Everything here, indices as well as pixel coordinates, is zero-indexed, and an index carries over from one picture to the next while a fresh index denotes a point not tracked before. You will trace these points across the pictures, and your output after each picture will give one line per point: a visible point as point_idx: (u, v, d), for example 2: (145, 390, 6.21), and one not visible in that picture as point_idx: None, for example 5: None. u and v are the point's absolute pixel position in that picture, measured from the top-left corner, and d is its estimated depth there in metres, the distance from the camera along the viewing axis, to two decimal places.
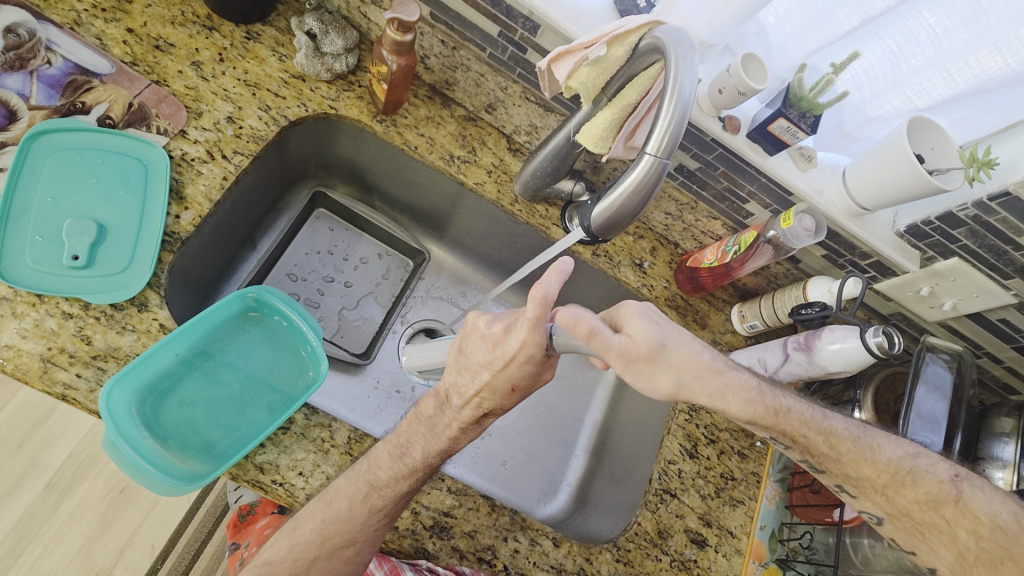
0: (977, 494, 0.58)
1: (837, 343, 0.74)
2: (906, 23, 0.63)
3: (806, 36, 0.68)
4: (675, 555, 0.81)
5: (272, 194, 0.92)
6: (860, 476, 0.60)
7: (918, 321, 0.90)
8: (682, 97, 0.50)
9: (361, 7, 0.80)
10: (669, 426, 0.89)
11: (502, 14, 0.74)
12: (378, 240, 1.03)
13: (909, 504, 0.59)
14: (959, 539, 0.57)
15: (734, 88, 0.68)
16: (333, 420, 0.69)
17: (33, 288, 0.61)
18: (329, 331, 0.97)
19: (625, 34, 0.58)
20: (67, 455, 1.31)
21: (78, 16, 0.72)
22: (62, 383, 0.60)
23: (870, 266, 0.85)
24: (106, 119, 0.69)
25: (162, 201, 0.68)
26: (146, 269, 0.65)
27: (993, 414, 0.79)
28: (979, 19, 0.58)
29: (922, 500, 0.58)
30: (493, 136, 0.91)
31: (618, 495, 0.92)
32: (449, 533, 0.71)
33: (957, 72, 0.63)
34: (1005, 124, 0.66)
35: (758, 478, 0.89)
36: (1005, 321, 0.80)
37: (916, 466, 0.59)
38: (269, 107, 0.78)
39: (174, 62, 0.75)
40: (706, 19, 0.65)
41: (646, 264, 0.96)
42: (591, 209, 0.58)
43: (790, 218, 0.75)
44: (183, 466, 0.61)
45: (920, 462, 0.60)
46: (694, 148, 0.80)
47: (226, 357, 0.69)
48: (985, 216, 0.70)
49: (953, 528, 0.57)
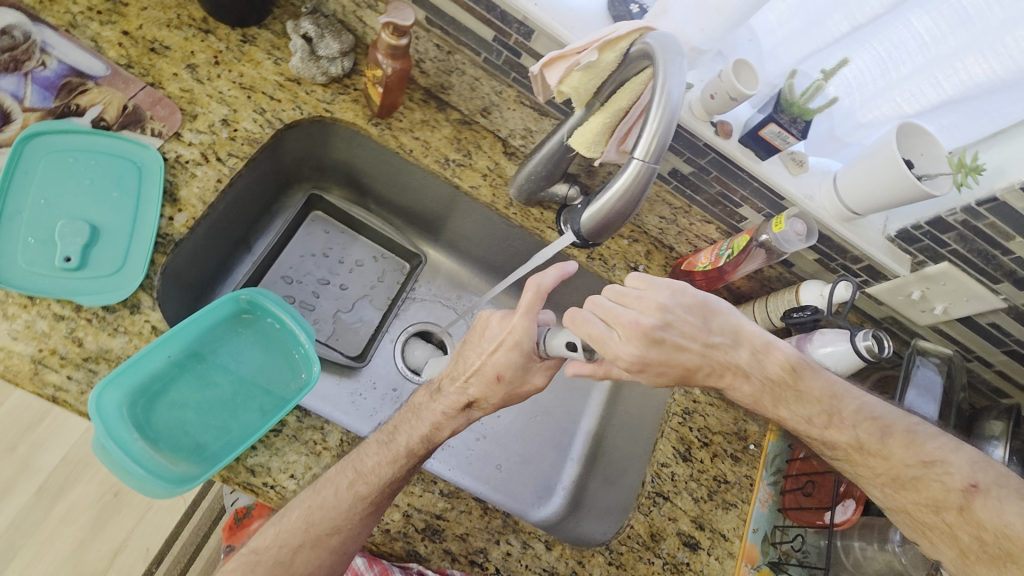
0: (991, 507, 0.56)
1: (829, 346, 0.75)
2: (895, 30, 0.64)
3: (797, 42, 0.68)
4: (667, 558, 0.81)
5: (268, 196, 0.92)
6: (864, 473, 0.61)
7: (909, 325, 0.90)
8: (670, 103, 0.51)
9: (357, 12, 0.80)
10: (662, 429, 0.89)
11: (496, 18, 0.74)
12: (374, 242, 1.03)
13: (909, 504, 0.60)
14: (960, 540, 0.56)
15: (726, 93, 0.69)
16: (325, 422, 0.69)
17: (25, 290, 0.61)
18: (324, 334, 0.96)
19: (617, 39, 0.59)
20: (60, 458, 1.31)
21: (74, 19, 0.73)
22: (53, 385, 0.60)
23: (862, 270, 0.85)
24: (101, 121, 0.70)
25: (156, 204, 0.68)
26: (139, 270, 0.65)
27: (983, 416, 0.79)
28: (967, 26, 0.59)
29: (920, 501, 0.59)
30: (489, 140, 0.91)
31: (612, 498, 0.92)
32: (441, 536, 0.71)
33: (945, 79, 0.63)
34: (991, 131, 0.67)
35: (751, 482, 0.89)
36: (996, 325, 0.81)
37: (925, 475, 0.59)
38: (265, 110, 0.79)
39: (169, 65, 0.75)
40: (698, 25, 0.66)
41: (641, 267, 0.94)
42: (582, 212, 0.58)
43: (781, 223, 0.76)
44: (174, 468, 0.61)
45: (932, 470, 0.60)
46: (687, 152, 0.81)
47: (218, 359, 0.68)
48: (974, 221, 0.71)
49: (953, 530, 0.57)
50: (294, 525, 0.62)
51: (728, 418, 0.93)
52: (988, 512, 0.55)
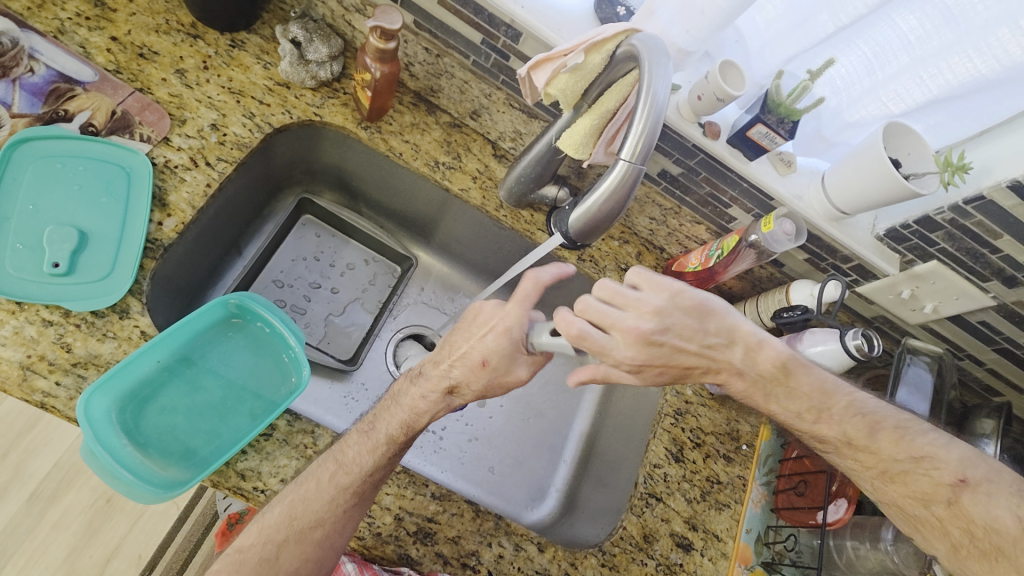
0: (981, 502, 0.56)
1: (819, 345, 0.75)
2: (880, 30, 0.64)
3: (782, 44, 0.69)
4: (661, 559, 0.81)
5: (258, 201, 0.92)
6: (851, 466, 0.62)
7: (900, 324, 0.90)
8: (655, 104, 0.51)
9: (345, 16, 0.81)
10: (655, 430, 0.89)
11: (484, 22, 0.75)
12: (365, 246, 1.03)
13: (901, 498, 0.60)
14: (952, 536, 0.56)
15: (713, 94, 0.69)
16: (316, 426, 0.69)
17: (12, 296, 0.61)
18: (316, 338, 0.96)
19: (602, 42, 0.60)
20: (53, 464, 1.30)
21: (62, 25, 0.73)
22: (41, 391, 0.60)
23: (852, 270, 0.86)
24: (88, 126, 0.69)
25: (144, 209, 0.68)
26: (128, 276, 0.65)
27: (974, 414, 0.79)
28: (951, 26, 0.60)
29: (910, 494, 0.59)
30: (478, 142, 0.92)
31: (605, 499, 0.92)
32: (433, 539, 0.71)
33: (930, 79, 0.64)
34: (977, 129, 0.67)
35: (744, 481, 0.90)
36: (985, 323, 0.81)
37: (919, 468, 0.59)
38: (254, 115, 0.79)
39: (158, 70, 0.75)
40: (683, 27, 0.66)
41: (631, 268, 0.95)
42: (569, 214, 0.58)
43: (771, 223, 0.77)
44: (163, 473, 0.60)
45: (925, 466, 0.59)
46: (676, 153, 0.81)
47: (208, 363, 0.68)
48: (962, 220, 0.71)
49: (945, 526, 0.57)
50: (283, 527, 0.62)
51: (721, 418, 0.93)
52: (977, 507, 0.55)
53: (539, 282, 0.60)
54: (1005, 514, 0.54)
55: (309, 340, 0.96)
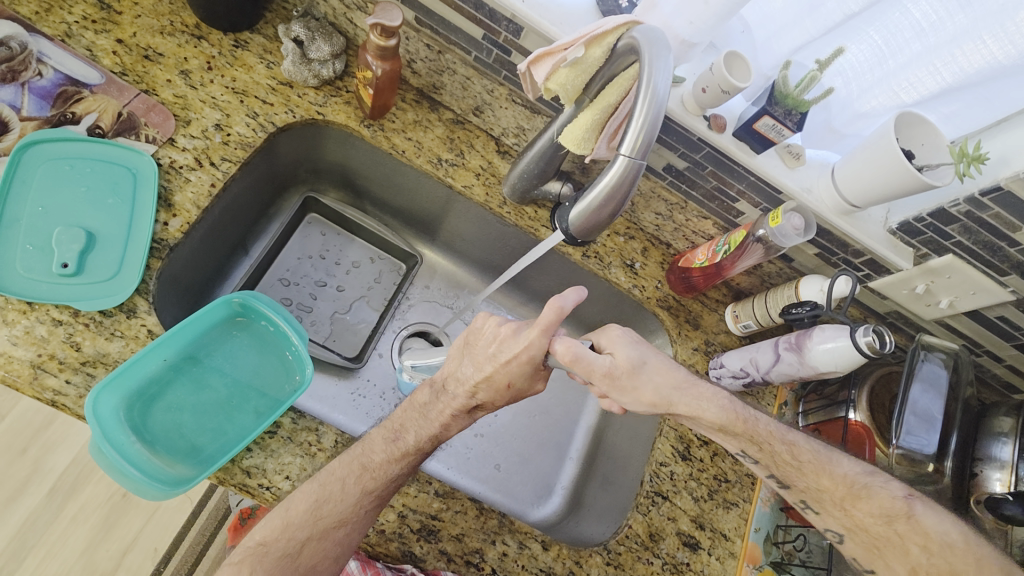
0: (929, 512, 0.58)
1: (828, 342, 0.73)
2: (892, 17, 0.62)
3: (789, 34, 0.67)
4: (667, 558, 0.80)
5: (264, 200, 0.93)
6: (819, 486, 0.62)
7: (915, 320, 0.88)
8: (655, 98, 0.50)
9: (347, 13, 0.80)
10: (661, 428, 0.88)
11: (485, 17, 0.74)
12: (370, 244, 1.04)
13: (865, 518, 0.59)
14: (910, 554, 0.57)
15: (717, 87, 0.67)
16: (320, 423, 0.70)
17: (23, 296, 0.61)
18: (322, 335, 0.97)
19: (602, 34, 0.58)
20: (70, 460, 1.33)
21: (69, 28, 0.74)
22: (51, 389, 0.60)
23: (864, 265, 0.84)
24: (96, 128, 0.70)
25: (151, 208, 0.69)
26: (135, 276, 0.66)
27: (991, 413, 0.78)
28: (967, 9, 0.57)
29: (872, 510, 0.59)
30: (482, 139, 0.92)
31: (611, 497, 0.92)
32: (436, 537, 0.71)
33: (944, 67, 0.62)
34: (994, 119, 0.65)
35: (752, 480, 0.88)
36: (1004, 318, 0.79)
37: (871, 482, 0.61)
38: (257, 115, 0.79)
39: (163, 71, 0.76)
40: (687, 18, 0.64)
41: (637, 264, 0.95)
42: (568, 211, 0.57)
43: (778, 217, 0.75)
44: (170, 470, 0.61)
45: (875, 479, 0.61)
46: (682, 148, 0.80)
47: (214, 362, 0.69)
48: (979, 213, 0.69)
49: (904, 542, 0.57)
50: (290, 525, 0.61)
51: None
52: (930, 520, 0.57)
53: (562, 310, 0.57)
54: (952, 528, 0.57)
55: (315, 337, 0.97)
